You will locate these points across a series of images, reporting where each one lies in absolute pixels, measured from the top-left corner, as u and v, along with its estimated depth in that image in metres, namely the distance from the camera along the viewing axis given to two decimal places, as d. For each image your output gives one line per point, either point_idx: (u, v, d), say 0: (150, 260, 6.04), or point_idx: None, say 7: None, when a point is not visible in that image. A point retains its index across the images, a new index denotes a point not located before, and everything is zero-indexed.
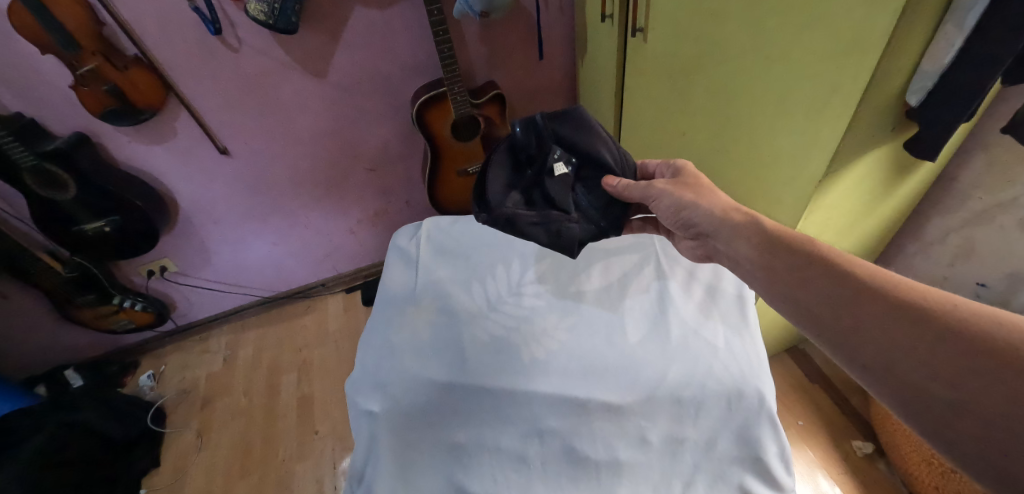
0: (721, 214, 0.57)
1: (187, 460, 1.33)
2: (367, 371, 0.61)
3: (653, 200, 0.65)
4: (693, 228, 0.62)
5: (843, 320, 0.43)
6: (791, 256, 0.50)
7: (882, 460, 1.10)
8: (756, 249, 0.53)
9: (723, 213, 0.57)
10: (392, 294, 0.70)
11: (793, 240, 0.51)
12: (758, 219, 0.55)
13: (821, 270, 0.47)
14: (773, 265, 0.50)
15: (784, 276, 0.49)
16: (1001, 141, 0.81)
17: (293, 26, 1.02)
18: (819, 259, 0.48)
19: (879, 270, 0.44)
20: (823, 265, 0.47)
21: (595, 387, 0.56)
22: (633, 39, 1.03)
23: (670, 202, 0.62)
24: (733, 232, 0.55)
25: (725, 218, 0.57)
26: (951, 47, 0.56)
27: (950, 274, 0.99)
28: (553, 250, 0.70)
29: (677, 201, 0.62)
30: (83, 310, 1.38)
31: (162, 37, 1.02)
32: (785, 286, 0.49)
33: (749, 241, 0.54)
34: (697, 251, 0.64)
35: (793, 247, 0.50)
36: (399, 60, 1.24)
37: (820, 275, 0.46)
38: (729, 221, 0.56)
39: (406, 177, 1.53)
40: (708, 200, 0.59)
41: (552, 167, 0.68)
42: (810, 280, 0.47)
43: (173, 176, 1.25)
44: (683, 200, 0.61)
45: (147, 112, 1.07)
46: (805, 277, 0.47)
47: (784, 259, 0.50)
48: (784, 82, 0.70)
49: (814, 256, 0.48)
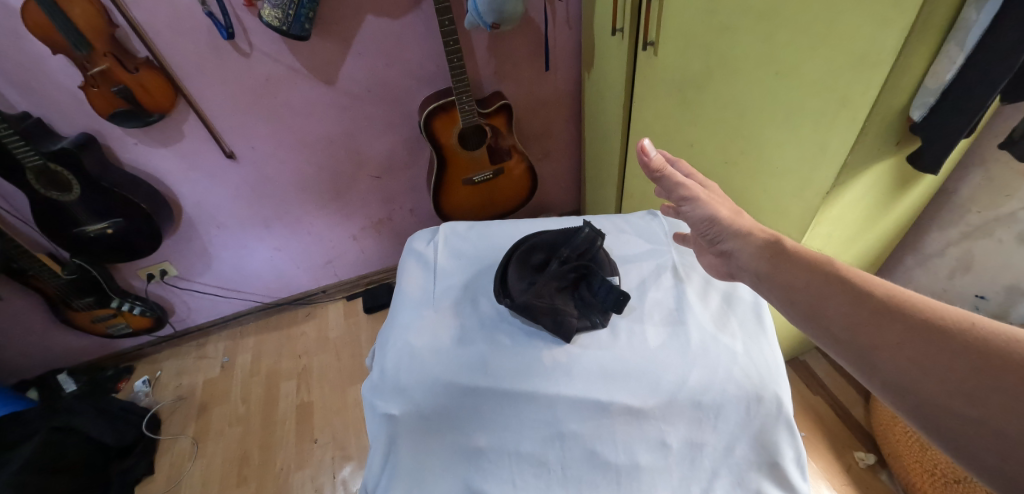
0: (749, 234, 0.57)
1: (183, 467, 1.31)
2: (385, 373, 0.60)
3: (686, 204, 0.62)
4: (720, 243, 0.60)
5: (864, 339, 0.42)
6: (809, 273, 0.49)
7: (884, 471, 1.11)
8: (773, 266, 0.52)
9: (747, 233, 0.57)
10: (409, 296, 0.69)
11: (811, 258, 0.50)
12: (781, 238, 0.54)
13: (837, 287, 0.46)
14: (793, 284, 0.49)
15: (806, 292, 0.48)
16: (1000, 157, 0.84)
17: (306, 33, 1.03)
18: (834, 276, 0.47)
19: (899, 290, 0.44)
20: (842, 284, 0.46)
21: (617, 390, 0.56)
22: (644, 52, 1.05)
23: (705, 213, 0.61)
24: (755, 252, 0.54)
25: (751, 238, 0.56)
26: (953, 65, 0.58)
27: (951, 286, 1.01)
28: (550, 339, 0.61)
29: (711, 214, 0.60)
30: (80, 313, 1.36)
31: (175, 40, 1.03)
32: (808, 303, 0.47)
33: (768, 258, 0.53)
34: (720, 268, 0.62)
35: (813, 266, 0.49)
36: (408, 68, 1.26)
37: (839, 293, 0.45)
38: (753, 241, 0.56)
39: (411, 184, 1.54)
40: (742, 218, 0.59)
41: (553, 263, 0.65)
42: (830, 299, 0.46)
43: (178, 180, 1.25)
44: (718, 215, 0.60)
45: (156, 115, 1.07)
46: (825, 294, 0.46)
47: (804, 277, 0.49)
48: (794, 94, 0.72)
49: (829, 272, 0.48)
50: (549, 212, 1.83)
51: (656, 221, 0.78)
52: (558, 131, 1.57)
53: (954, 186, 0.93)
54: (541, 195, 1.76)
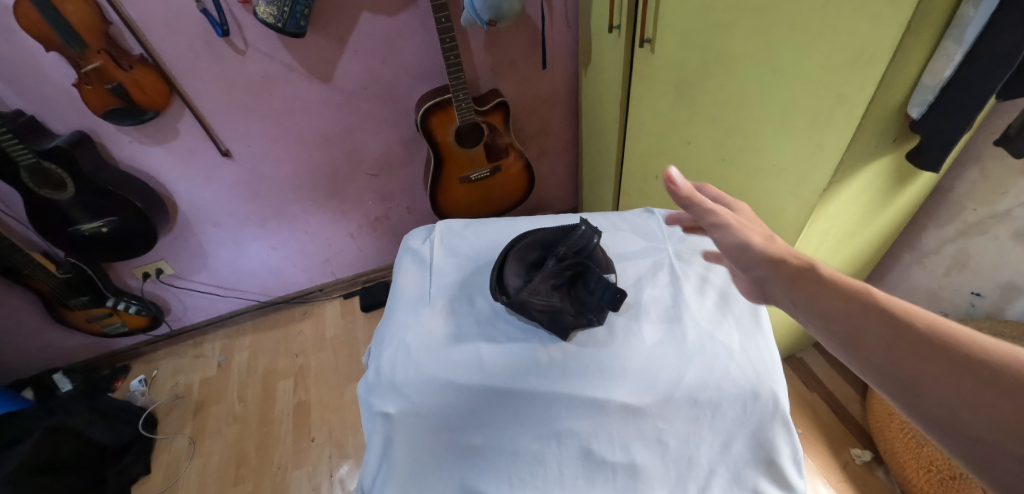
0: (780, 261, 0.47)
1: (179, 467, 1.31)
2: (381, 373, 0.59)
3: (714, 230, 0.52)
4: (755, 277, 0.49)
5: (901, 374, 0.35)
6: (830, 293, 0.42)
7: (881, 468, 1.12)
8: (798, 289, 0.44)
9: (778, 260, 0.47)
10: (403, 294, 0.68)
11: (833, 278, 0.43)
12: (808, 260, 0.46)
13: (864, 311, 0.39)
14: (815, 306, 0.42)
15: (839, 320, 0.40)
16: (996, 154, 0.84)
17: (302, 30, 1.02)
18: (860, 298, 0.41)
19: (941, 318, 0.36)
20: (869, 309, 0.39)
21: (614, 388, 0.55)
22: (641, 49, 1.05)
23: (734, 240, 0.50)
24: (771, 270, 0.47)
25: (780, 262, 0.47)
26: (951, 61, 0.58)
27: (946, 284, 1.01)
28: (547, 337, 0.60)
29: (742, 242, 0.50)
30: (75, 312, 1.35)
31: (169, 37, 1.02)
32: (841, 334, 0.40)
33: (785, 277, 0.46)
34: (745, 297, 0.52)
35: (845, 293, 0.42)
36: (404, 65, 1.25)
37: (880, 326, 0.38)
38: (774, 261, 0.48)
39: (408, 182, 1.54)
40: (779, 248, 0.49)
41: (550, 260, 0.64)
42: (857, 327, 0.39)
43: (174, 178, 1.25)
44: (750, 243, 0.50)
45: (150, 113, 1.06)
46: (851, 320, 0.40)
47: (839, 306, 0.41)
48: (791, 91, 0.72)
49: (856, 295, 0.41)
50: (546, 210, 1.83)
51: (652, 219, 0.78)
52: (555, 129, 1.57)
53: (950, 184, 0.93)
54: (538, 193, 1.76)
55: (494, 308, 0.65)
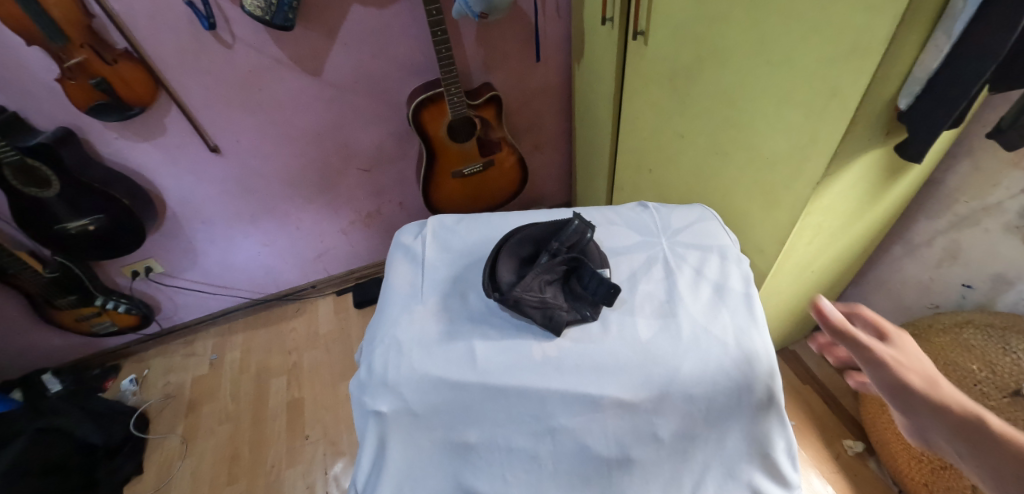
0: (942, 408, 0.43)
1: (172, 466, 1.30)
2: (373, 371, 0.58)
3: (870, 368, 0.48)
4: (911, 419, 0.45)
5: None
6: (1003, 455, 0.39)
7: (872, 459, 1.13)
8: (965, 442, 0.41)
9: (939, 406, 0.44)
10: (395, 291, 0.67)
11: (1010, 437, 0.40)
12: (976, 411, 0.42)
13: None
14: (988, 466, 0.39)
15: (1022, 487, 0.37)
16: (987, 146, 0.84)
17: (290, 23, 1.00)
18: None
19: None
20: None
21: (608, 384, 0.54)
22: (634, 41, 1.04)
23: (891, 380, 0.46)
24: (927, 413, 0.44)
25: (940, 407, 0.44)
26: (940, 53, 0.58)
27: (938, 276, 1.02)
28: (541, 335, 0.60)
29: (900, 382, 0.46)
30: (63, 312, 1.33)
31: (154, 31, 1.00)
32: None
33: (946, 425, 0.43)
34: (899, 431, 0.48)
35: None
36: (395, 59, 1.24)
37: None
38: (933, 405, 0.44)
39: (400, 177, 1.52)
40: (946, 395, 0.44)
41: (543, 255, 0.63)
42: None
43: (162, 175, 1.22)
44: (909, 387, 0.45)
45: (136, 108, 1.04)
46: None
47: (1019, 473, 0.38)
48: (785, 84, 0.72)
49: None
50: (540, 205, 1.82)
51: (646, 213, 0.78)
52: (548, 123, 1.56)
53: (942, 176, 0.93)
54: (531, 187, 1.75)
55: (487, 304, 0.63)
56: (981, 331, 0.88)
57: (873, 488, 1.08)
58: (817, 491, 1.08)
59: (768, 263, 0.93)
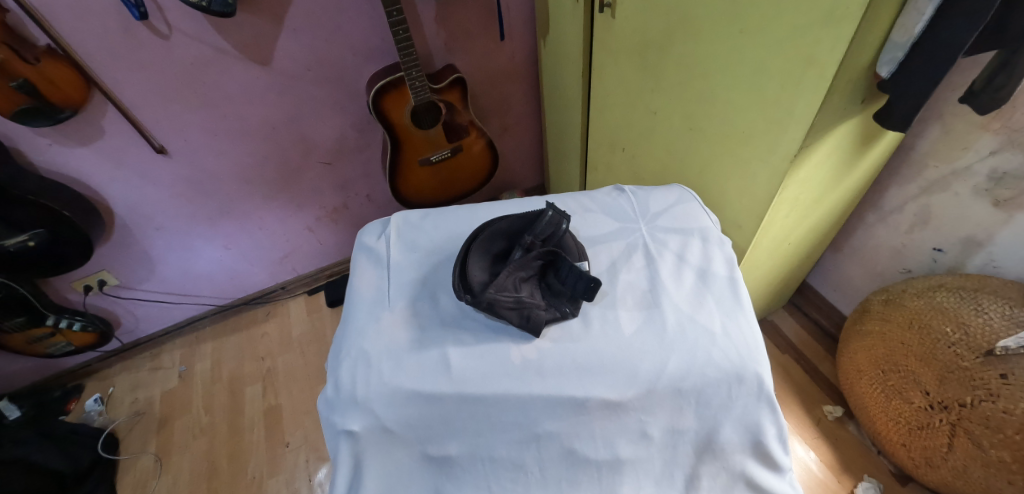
0: None
1: (147, 486, 1.23)
2: (339, 387, 0.53)
3: None
4: None
5: None
6: None
7: (851, 421, 1.16)
8: None
9: None
10: (360, 297, 0.62)
11: None
12: None
13: None
14: None
15: None
16: (956, 110, 0.84)
17: (231, 8, 0.92)
18: None
19: None
20: None
21: (593, 384, 0.51)
22: (600, 15, 0.99)
23: None
24: None
25: None
26: (922, 17, 0.55)
27: (910, 241, 1.04)
28: (519, 336, 0.56)
29: None
30: (10, 336, 1.22)
31: (78, 23, 0.89)
32: None
33: None
34: None
35: None
36: (351, 43, 1.16)
37: None
38: None
39: (366, 168, 1.45)
40: None
41: (517, 252, 0.59)
42: None
43: (105, 181, 1.13)
44: None
45: (67, 110, 0.94)
46: None
47: None
48: (759, 53, 0.69)
49: None
50: (514, 189, 1.78)
51: (623, 197, 0.75)
52: (516, 104, 1.51)
53: (912, 142, 0.94)
54: (503, 172, 1.70)
55: (460, 306, 0.59)
56: (953, 293, 0.90)
57: (853, 451, 1.11)
58: (800, 458, 1.10)
59: (746, 238, 0.92)
